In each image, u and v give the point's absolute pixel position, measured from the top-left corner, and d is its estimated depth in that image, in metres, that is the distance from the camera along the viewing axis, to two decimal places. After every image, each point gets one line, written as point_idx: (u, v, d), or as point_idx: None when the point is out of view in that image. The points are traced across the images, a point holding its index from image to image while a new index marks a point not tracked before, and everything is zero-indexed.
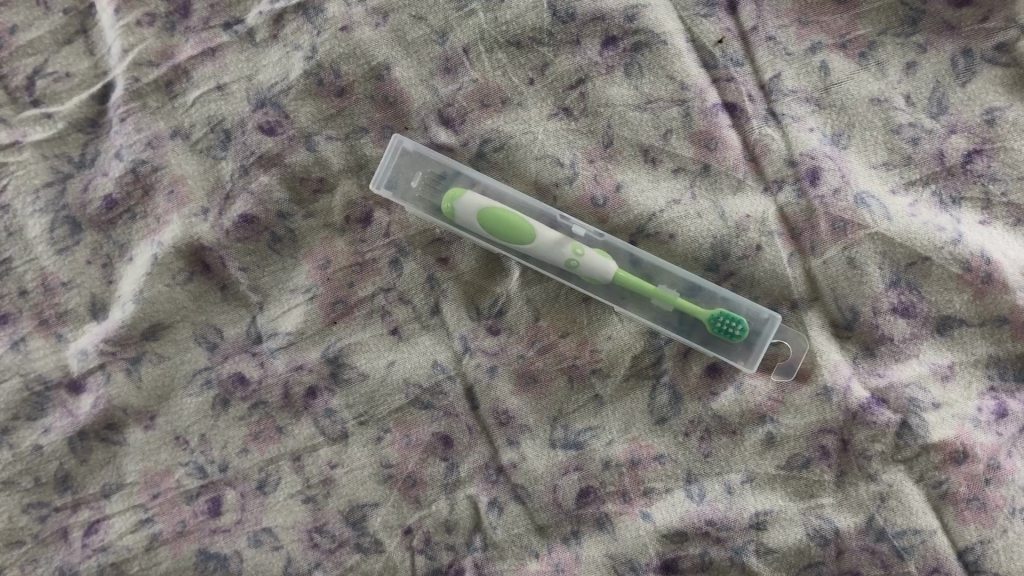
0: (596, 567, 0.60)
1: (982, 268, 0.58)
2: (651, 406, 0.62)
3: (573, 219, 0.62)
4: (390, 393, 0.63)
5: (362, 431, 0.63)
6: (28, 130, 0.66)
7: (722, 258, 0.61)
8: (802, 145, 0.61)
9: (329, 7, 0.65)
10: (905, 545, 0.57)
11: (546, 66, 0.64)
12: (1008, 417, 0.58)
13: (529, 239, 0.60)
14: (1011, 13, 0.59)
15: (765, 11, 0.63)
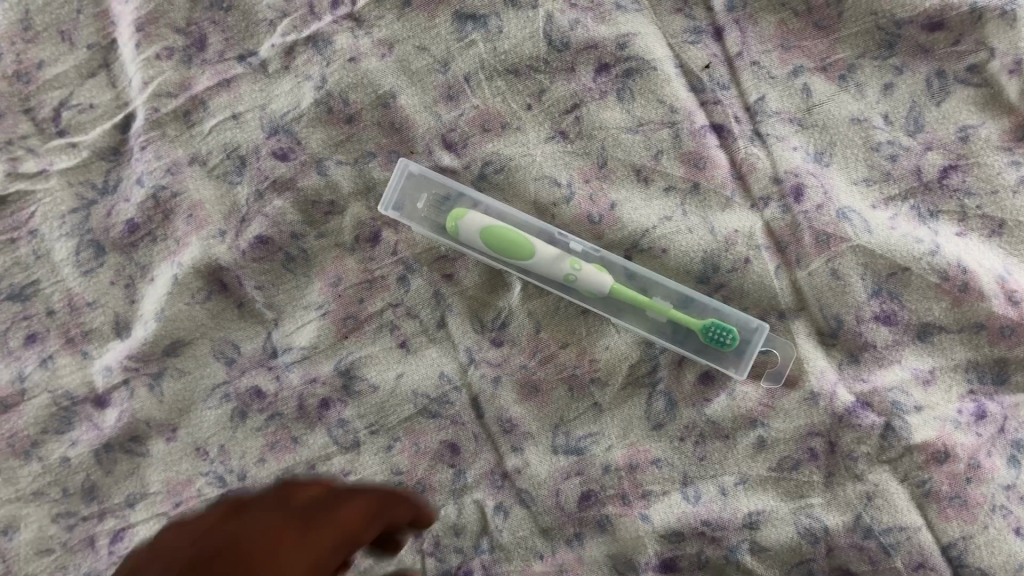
0: (597, 567, 0.64)
1: (959, 278, 0.62)
2: (648, 412, 0.65)
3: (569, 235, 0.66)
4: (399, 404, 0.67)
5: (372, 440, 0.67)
6: (54, 159, 0.69)
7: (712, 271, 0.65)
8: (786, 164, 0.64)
9: (337, 39, 0.69)
10: (891, 542, 0.60)
11: (543, 92, 0.67)
12: (987, 418, 0.61)
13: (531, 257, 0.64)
14: (981, 36, 0.63)
15: (749, 37, 0.66)
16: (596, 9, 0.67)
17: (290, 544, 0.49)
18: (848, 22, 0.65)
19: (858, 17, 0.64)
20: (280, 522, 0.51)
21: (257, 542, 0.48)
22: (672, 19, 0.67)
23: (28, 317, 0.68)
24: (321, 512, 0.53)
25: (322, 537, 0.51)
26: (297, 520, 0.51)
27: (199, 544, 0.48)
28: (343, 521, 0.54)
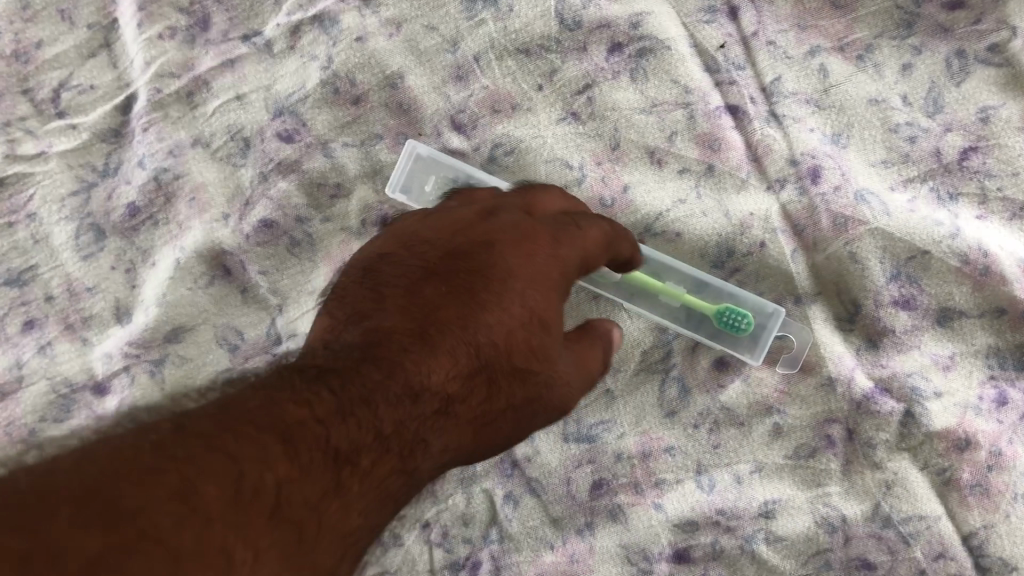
0: (609, 557, 0.62)
1: (980, 262, 0.60)
2: (661, 399, 0.63)
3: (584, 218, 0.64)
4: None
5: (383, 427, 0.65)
6: (54, 141, 0.68)
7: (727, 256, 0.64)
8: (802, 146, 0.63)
9: (343, 18, 0.67)
10: (910, 531, 0.59)
11: (555, 72, 0.66)
12: (1010, 405, 0.60)
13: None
14: (1002, 15, 0.61)
15: (765, 16, 0.64)
16: None
17: (531, 285, 0.49)
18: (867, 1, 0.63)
19: None
20: (563, 288, 0.52)
21: (493, 333, 0.48)
22: None
23: (27, 302, 0.66)
24: (558, 225, 0.52)
25: (570, 355, 0.53)
26: (546, 232, 0.51)
27: (467, 247, 0.50)
28: (581, 248, 0.52)
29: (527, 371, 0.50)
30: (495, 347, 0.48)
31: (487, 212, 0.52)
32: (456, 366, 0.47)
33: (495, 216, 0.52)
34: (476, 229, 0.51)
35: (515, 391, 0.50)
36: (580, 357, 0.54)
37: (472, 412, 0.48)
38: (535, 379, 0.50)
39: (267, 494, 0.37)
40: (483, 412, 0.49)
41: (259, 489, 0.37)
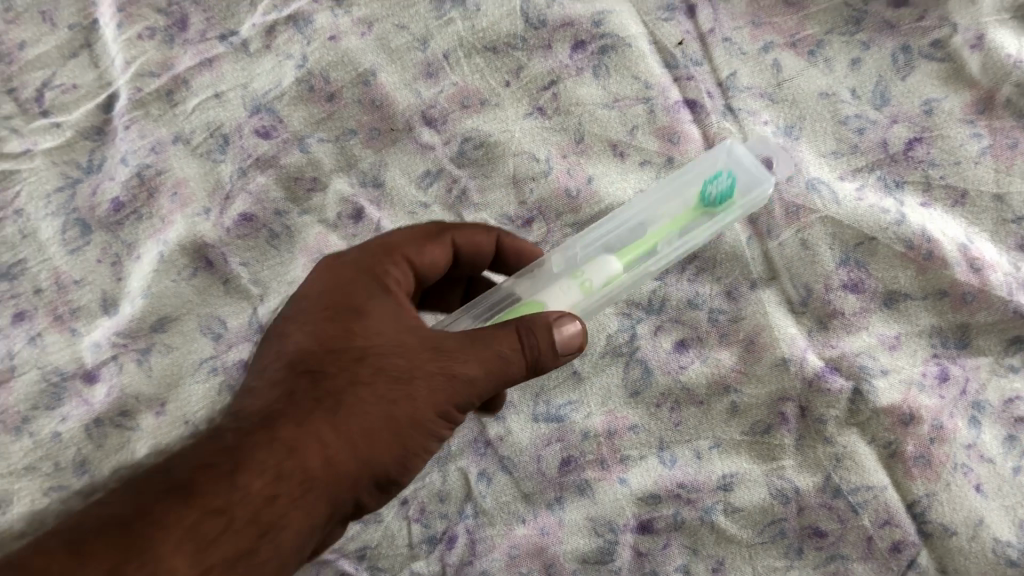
0: (578, 530, 0.66)
1: (924, 247, 0.64)
2: (625, 380, 0.67)
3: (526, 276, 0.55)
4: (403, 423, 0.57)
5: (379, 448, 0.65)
6: (38, 139, 0.70)
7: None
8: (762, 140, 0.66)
9: (317, 19, 0.70)
10: (859, 500, 0.63)
11: (520, 69, 0.69)
12: (950, 380, 0.64)
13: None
14: (944, 12, 0.66)
15: (720, 14, 0.69)
16: None
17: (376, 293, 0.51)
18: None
19: None
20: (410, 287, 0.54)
21: (365, 340, 0.49)
22: None
23: (15, 295, 0.68)
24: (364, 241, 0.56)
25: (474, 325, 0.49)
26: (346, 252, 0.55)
27: (304, 291, 0.53)
28: (386, 247, 0.55)
29: (363, 359, 0.48)
30: (366, 344, 0.49)
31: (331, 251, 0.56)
32: (281, 385, 0.48)
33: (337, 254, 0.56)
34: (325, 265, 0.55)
35: (415, 375, 0.47)
36: (489, 336, 0.48)
37: (365, 407, 0.47)
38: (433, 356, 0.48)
39: (85, 523, 0.42)
40: (381, 400, 0.47)
41: (79, 524, 0.42)
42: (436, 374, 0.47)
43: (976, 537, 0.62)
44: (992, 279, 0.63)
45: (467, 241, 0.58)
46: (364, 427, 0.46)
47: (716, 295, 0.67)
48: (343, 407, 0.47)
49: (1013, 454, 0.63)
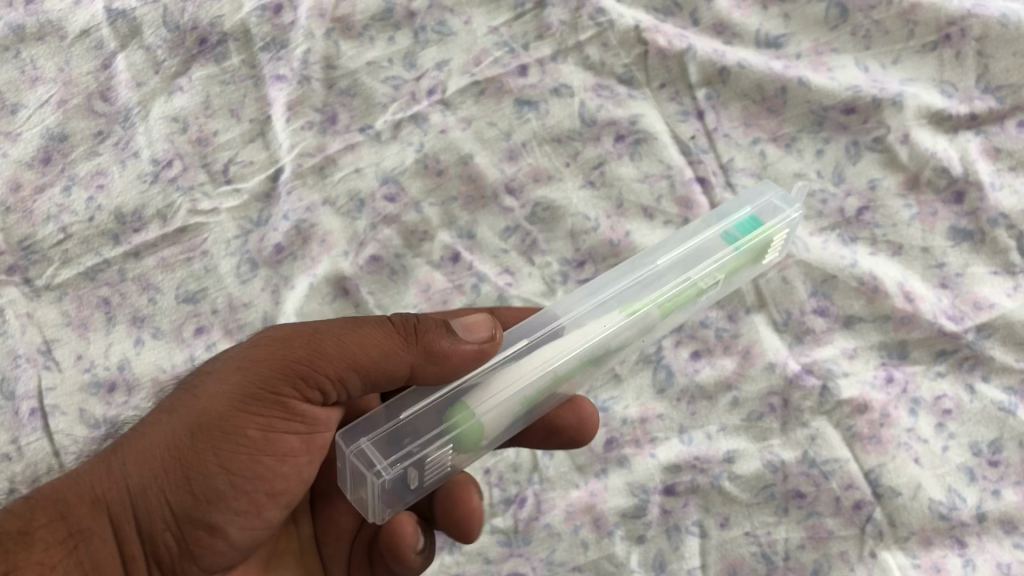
0: (618, 491, 0.88)
1: (871, 283, 0.89)
2: (654, 380, 0.90)
3: (535, 337, 0.69)
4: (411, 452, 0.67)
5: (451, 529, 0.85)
6: (224, 200, 0.95)
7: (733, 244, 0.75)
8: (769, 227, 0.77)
9: (431, 117, 0.97)
10: (829, 469, 0.85)
11: (578, 154, 0.95)
12: (894, 381, 0.87)
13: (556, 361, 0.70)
14: (880, 117, 0.92)
15: (722, 118, 0.95)
16: (615, 98, 0.96)
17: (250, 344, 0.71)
18: (790, 108, 0.94)
19: (797, 104, 0.94)
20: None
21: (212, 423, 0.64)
22: (668, 105, 0.96)
23: (198, 314, 0.92)
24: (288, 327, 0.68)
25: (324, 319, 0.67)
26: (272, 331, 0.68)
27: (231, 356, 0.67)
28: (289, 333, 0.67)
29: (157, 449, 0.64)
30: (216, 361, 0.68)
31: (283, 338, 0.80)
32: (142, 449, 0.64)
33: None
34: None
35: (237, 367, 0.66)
36: (358, 325, 0.66)
37: (187, 407, 0.64)
38: (263, 344, 0.66)
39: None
40: (202, 393, 0.65)
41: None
42: (271, 362, 0.65)
43: (916, 496, 0.84)
44: (921, 306, 0.88)
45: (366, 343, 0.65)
46: (190, 426, 0.64)
47: (720, 318, 0.91)
48: (166, 408, 0.65)
49: (942, 436, 0.86)
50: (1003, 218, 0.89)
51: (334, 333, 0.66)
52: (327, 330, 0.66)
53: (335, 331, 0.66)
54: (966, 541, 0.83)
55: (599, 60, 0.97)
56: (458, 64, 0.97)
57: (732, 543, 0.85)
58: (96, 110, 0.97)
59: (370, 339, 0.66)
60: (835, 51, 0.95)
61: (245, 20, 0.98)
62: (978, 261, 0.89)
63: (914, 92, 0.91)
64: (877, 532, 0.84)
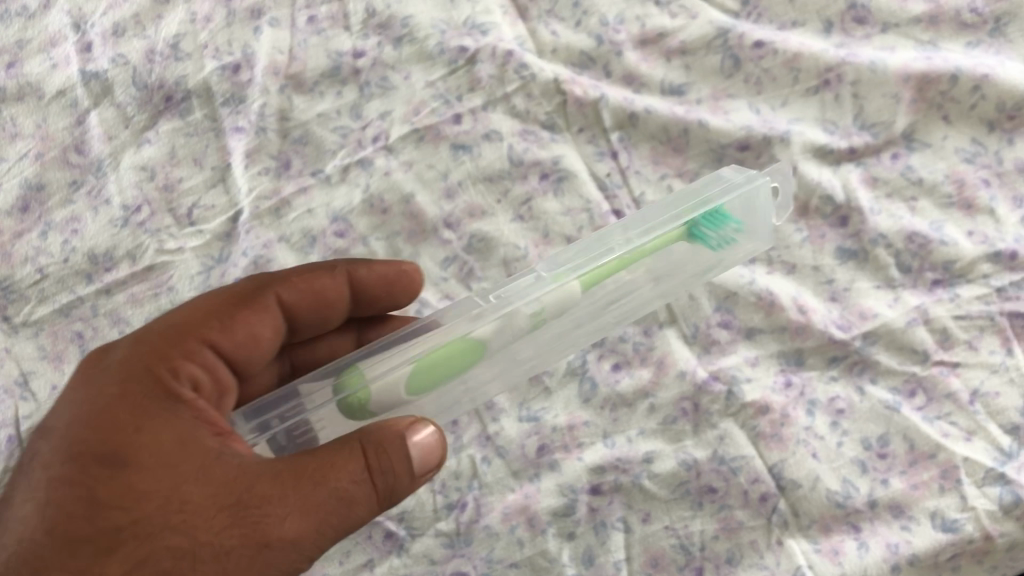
0: (549, 492, 0.96)
1: (768, 298, 1.01)
2: (580, 391, 1.00)
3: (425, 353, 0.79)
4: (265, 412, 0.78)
5: (375, 518, 0.95)
6: (187, 240, 1.04)
7: (713, 249, 0.87)
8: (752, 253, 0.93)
9: (376, 161, 1.07)
10: (737, 466, 0.95)
11: (508, 192, 1.06)
12: (792, 385, 0.98)
13: (476, 348, 0.78)
14: (772, 152, 1.05)
15: (633, 156, 1.07)
16: (539, 141, 1.07)
17: (198, 465, 0.66)
18: (692, 147, 1.06)
19: (699, 143, 1.06)
20: (199, 433, 0.68)
21: None
22: (586, 147, 1.07)
23: None
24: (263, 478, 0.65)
25: (310, 484, 0.65)
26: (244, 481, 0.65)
27: (203, 521, 0.64)
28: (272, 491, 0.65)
29: None
30: (184, 518, 0.64)
31: (154, 368, 0.72)
32: None
33: (160, 370, 0.72)
34: (102, 422, 0.67)
35: (229, 555, 0.64)
36: (346, 499, 0.66)
37: None
38: (262, 531, 0.64)
39: None
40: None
41: None
42: (270, 548, 0.64)
43: (815, 487, 0.94)
44: (813, 318, 0.99)
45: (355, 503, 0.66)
46: None
47: (637, 333, 1.01)
48: None
49: (836, 433, 0.96)
50: (882, 238, 1.01)
51: (328, 504, 0.65)
52: (320, 504, 0.65)
53: (330, 511, 0.65)
54: (860, 526, 0.93)
55: (524, 108, 1.08)
56: (399, 114, 1.08)
57: (653, 536, 0.94)
58: (70, 161, 1.06)
59: (356, 512, 0.67)
60: (731, 96, 1.08)
61: (207, 79, 1.08)
62: (863, 277, 1.01)
63: (800, 129, 1.05)
64: (781, 521, 0.93)
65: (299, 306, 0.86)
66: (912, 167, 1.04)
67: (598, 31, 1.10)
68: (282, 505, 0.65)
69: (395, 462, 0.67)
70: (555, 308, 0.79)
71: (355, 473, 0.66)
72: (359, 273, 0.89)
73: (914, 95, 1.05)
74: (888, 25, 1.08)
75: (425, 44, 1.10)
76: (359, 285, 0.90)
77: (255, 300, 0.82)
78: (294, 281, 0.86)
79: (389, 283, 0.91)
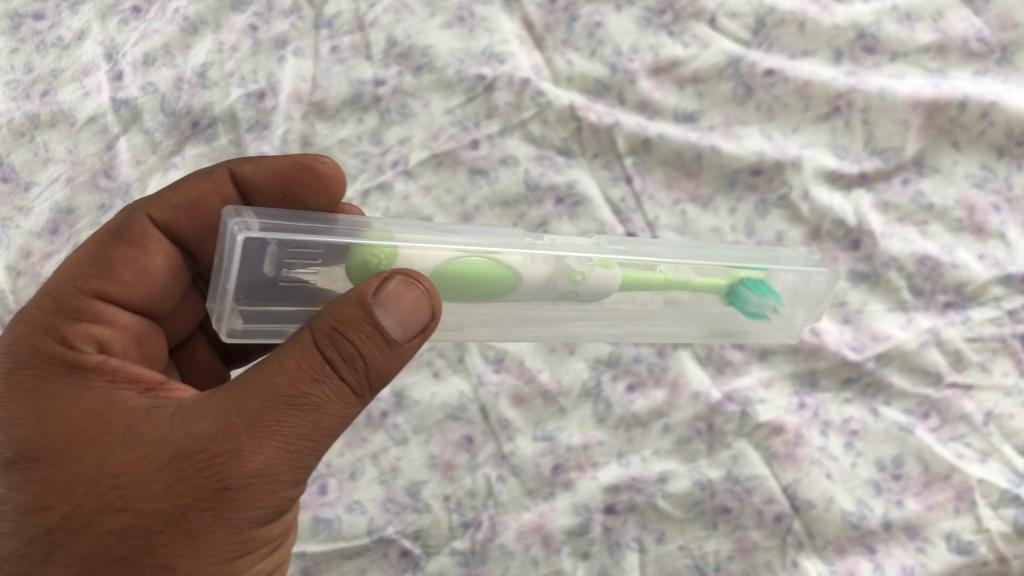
0: (564, 511, 0.96)
1: None
2: (594, 412, 1.00)
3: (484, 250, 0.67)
4: (242, 215, 0.60)
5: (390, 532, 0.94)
6: None
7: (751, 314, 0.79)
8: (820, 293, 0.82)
9: (396, 185, 1.09)
10: (751, 486, 0.96)
11: (523, 215, 1.09)
12: (806, 407, 1.00)
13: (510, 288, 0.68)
14: (783, 177, 1.07)
15: (648, 181, 1.10)
16: (554, 165, 1.10)
17: (122, 430, 0.59)
18: (705, 172, 1.09)
19: (712, 168, 1.09)
20: (123, 394, 0.62)
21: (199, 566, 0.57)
22: (601, 172, 1.10)
23: None
24: (201, 418, 0.57)
25: (260, 407, 0.56)
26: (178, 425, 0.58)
27: (149, 486, 0.57)
28: (220, 429, 0.57)
29: None
30: (122, 491, 0.57)
31: (37, 343, 0.65)
32: None
33: (48, 346, 0.65)
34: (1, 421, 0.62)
35: (190, 523, 0.56)
36: (313, 407, 0.57)
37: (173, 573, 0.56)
38: (216, 476, 0.56)
39: None
40: (164, 563, 0.56)
41: None
42: (242, 483, 0.56)
43: (829, 507, 0.95)
44: (826, 339, 1.01)
45: (337, 407, 0.58)
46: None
47: (651, 353, 1.02)
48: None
49: (850, 454, 0.97)
50: (894, 261, 1.04)
51: (293, 420, 0.57)
52: (283, 422, 0.56)
53: (294, 431, 0.57)
54: (876, 548, 0.93)
55: (540, 134, 1.11)
56: (418, 140, 1.11)
57: (668, 556, 0.94)
58: (99, 185, 1.08)
59: (331, 417, 0.58)
60: (743, 122, 1.10)
61: (233, 106, 1.10)
62: (875, 299, 1.03)
63: (811, 155, 1.07)
64: (796, 542, 0.94)
65: (184, 223, 0.75)
66: (923, 191, 1.06)
67: (613, 60, 1.12)
68: (230, 441, 0.56)
69: (355, 341, 0.56)
70: (591, 293, 0.71)
71: (313, 377, 0.57)
72: (241, 169, 0.77)
73: (923, 121, 1.07)
74: (896, 53, 1.10)
75: (444, 72, 1.12)
76: (249, 184, 0.78)
77: (127, 232, 0.73)
78: (168, 198, 0.75)
79: (284, 184, 0.78)
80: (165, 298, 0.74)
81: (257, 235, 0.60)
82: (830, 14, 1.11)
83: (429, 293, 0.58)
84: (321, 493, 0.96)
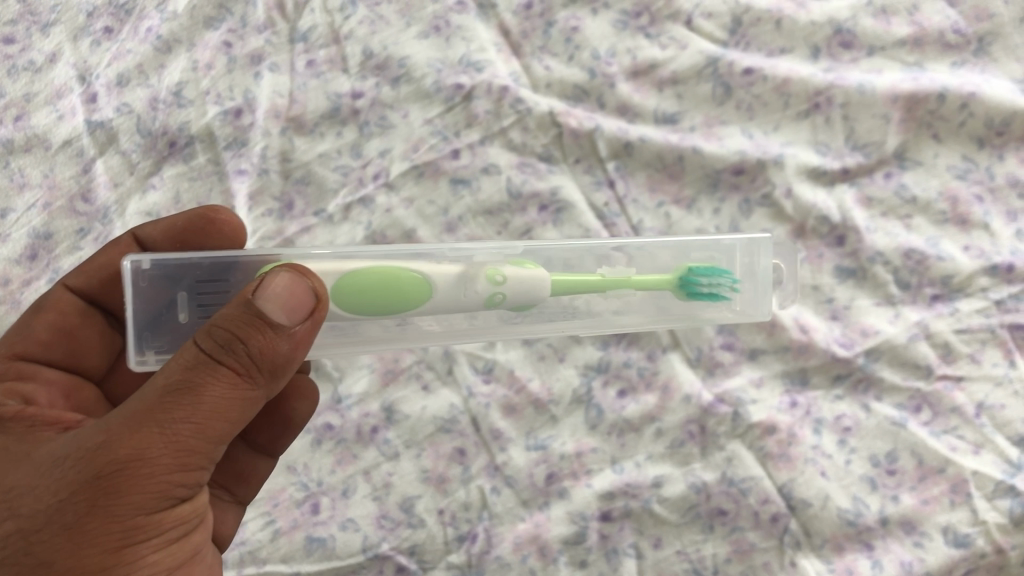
0: (560, 520, 0.95)
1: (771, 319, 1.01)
2: (586, 419, 0.99)
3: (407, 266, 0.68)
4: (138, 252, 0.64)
5: (385, 550, 0.93)
6: None
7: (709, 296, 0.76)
8: (769, 270, 0.79)
9: (377, 199, 1.09)
10: (746, 487, 0.96)
11: (507, 223, 1.09)
12: (798, 405, 0.99)
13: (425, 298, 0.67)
14: (766, 176, 1.07)
15: (630, 184, 1.09)
16: (536, 172, 1.10)
17: (25, 455, 0.60)
18: (687, 173, 1.09)
19: (694, 170, 1.09)
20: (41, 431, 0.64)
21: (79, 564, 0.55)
22: (584, 177, 1.10)
23: None
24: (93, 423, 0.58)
25: (137, 400, 0.56)
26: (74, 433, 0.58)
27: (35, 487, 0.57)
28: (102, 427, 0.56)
29: None
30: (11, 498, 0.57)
31: None
32: None
33: None
34: None
35: (71, 516, 0.55)
36: (185, 391, 0.55)
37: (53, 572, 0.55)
38: (88, 466, 0.55)
39: None
40: (42, 558, 0.56)
41: None
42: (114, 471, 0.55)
43: (825, 506, 0.95)
44: (815, 337, 1.01)
45: (217, 394, 0.56)
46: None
47: (641, 357, 1.01)
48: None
49: (844, 451, 0.97)
50: (880, 256, 1.04)
51: (166, 405, 0.55)
52: (155, 408, 0.55)
53: (168, 417, 0.55)
54: (872, 544, 0.94)
55: (521, 142, 1.10)
56: (398, 152, 1.10)
57: (665, 561, 0.95)
58: (77, 210, 1.07)
59: (209, 404, 0.56)
60: (723, 122, 1.10)
61: (209, 124, 1.09)
62: (862, 294, 1.03)
63: (793, 152, 1.07)
64: (793, 542, 0.94)
65: (93, 284, 0.79)
66: (905, 185, 1.06)
67: (591, 65, 1.11)
68: (104, 433, 0.56)
69: (228, 325, 0.55)
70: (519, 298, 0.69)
71: (188, 363, 0.56)
72: (140, 230, 0.80)
73: (903, 115, 1.07)
74: (874, 48, 1.10)
75: (422, 83, 1.11)
76: (151, 245, 0.80)
77: (46, 302, 0.78)
78: (81, 266, 0.79)
79: (181, 237, 0.79)
80: (94, 354, 0.79)
81: (148, 264, 0.63)
82: (806, 11, 1.11)
83: (314, 286, 0.58)
84: (313, 512, 0.95)
